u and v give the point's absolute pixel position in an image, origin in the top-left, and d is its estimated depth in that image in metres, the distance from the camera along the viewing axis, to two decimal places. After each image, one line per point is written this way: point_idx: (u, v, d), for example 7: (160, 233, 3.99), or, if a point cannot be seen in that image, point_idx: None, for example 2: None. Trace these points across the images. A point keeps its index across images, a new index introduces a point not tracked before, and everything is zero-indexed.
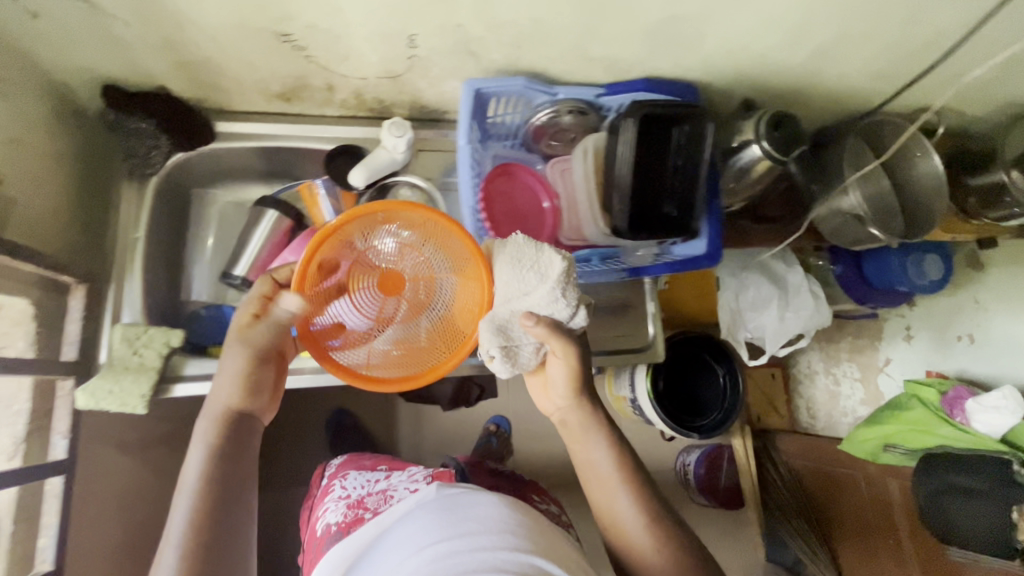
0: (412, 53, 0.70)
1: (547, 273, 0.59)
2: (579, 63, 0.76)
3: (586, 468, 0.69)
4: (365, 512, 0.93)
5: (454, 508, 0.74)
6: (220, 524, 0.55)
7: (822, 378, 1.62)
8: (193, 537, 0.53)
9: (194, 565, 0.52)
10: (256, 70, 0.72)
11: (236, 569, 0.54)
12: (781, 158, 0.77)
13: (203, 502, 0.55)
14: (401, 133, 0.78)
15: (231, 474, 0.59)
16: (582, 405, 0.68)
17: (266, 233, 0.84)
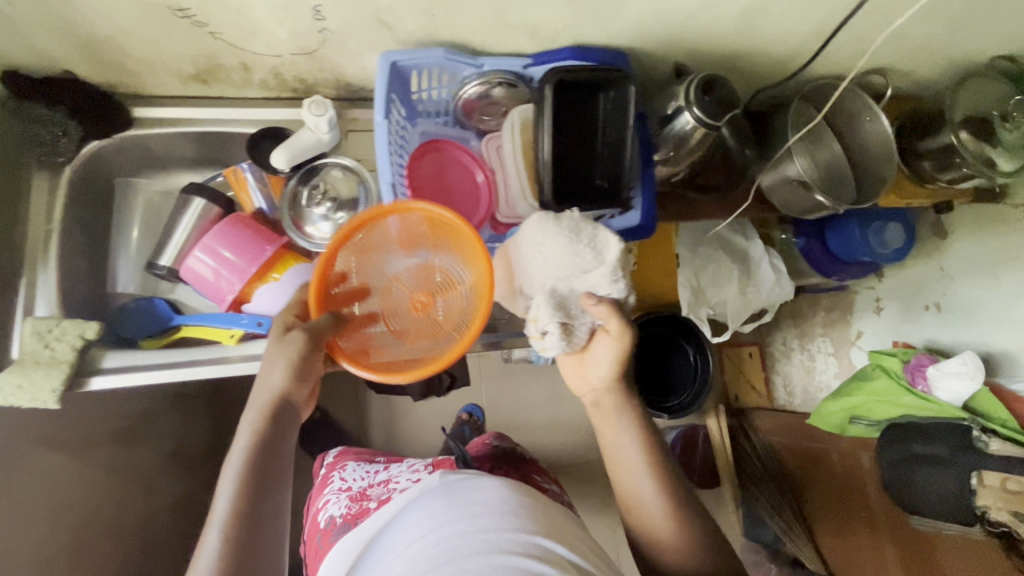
0: (321, 25, 0.68)
1: (609, 255, 0.64)
2: (502, 31, 0.73)
3: (614, 452, 0.70)
4: (370, 502, 0.92)
5: (456, 493, 0.77)
6: (258, 515, 0.54)
7: (798, 355, 1.60)
8: (232, 526, 0.52)
9: (233, 547, 0.51)
10: (162, 50, 0.70)
11: (273, 550, 0.54)
12: (713, 123, 0.75)
13: (241, 487, 0.54)
14: (320, 112, 0.76)
15: (272, 464, 0.57)
16: (618, 388, 0.70)
17: (194, 221, 0.82)
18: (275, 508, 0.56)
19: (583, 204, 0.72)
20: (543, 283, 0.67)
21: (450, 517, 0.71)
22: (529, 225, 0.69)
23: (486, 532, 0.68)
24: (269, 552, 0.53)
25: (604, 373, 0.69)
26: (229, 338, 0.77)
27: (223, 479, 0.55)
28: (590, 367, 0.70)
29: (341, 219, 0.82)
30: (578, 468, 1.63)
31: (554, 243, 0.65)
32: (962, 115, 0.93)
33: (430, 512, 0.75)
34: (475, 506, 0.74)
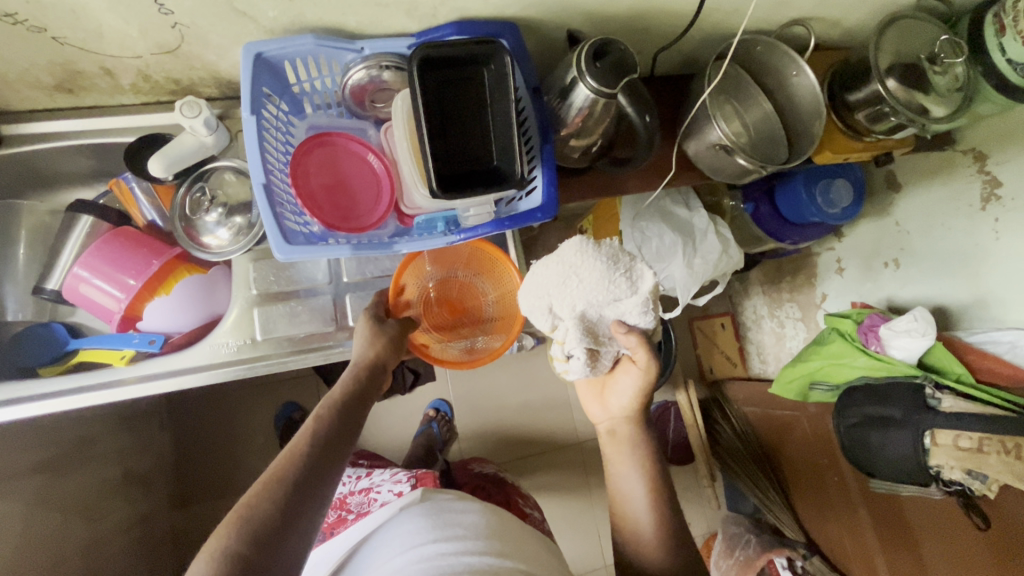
0: (172, 21, 0.63)
1: (642, 287, 0.67)
2: (374, 12, 0.68)
3: (620, 483, 0.72)
4: (348, 513, 0.95)
5: (440, 513, 0.80)
6: (342, 445, 0.62)
7: (768, 322, 1.55)
8: (316, 440, 0.60)
9: (312, 453, 0.59)
10: (9, 61, 0.65)
11: (333, 469, 0.60)
12: (609, 90, 0.70)
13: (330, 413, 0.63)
14: (193, 114, 0.72)
15: (354, 411, 0.66)
16: (636, 422, 0.73)
17: (81, 240, 0.78)
18: (352, 447, 0.64)
19: (477, 185, 0.67)
20: (573, 307, 0.68)
21: (433, 536, 0.74)
22: (566, 246, 0.69)
23: (467, 554, 0.71)
24: (336, 481, 0.60)
25: (625, 404, 0.73)
26: (120, 359, 0.74)
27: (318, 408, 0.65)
28: (612, 396, 0.74)
29: (236, 224, 0.78)
30: (550, 454, 1.61)
31: (592, 268, 0.65)
32: (888, 62, 0.87)
33: (417, 528, 0.76)
34: (457, 528, 0.76)
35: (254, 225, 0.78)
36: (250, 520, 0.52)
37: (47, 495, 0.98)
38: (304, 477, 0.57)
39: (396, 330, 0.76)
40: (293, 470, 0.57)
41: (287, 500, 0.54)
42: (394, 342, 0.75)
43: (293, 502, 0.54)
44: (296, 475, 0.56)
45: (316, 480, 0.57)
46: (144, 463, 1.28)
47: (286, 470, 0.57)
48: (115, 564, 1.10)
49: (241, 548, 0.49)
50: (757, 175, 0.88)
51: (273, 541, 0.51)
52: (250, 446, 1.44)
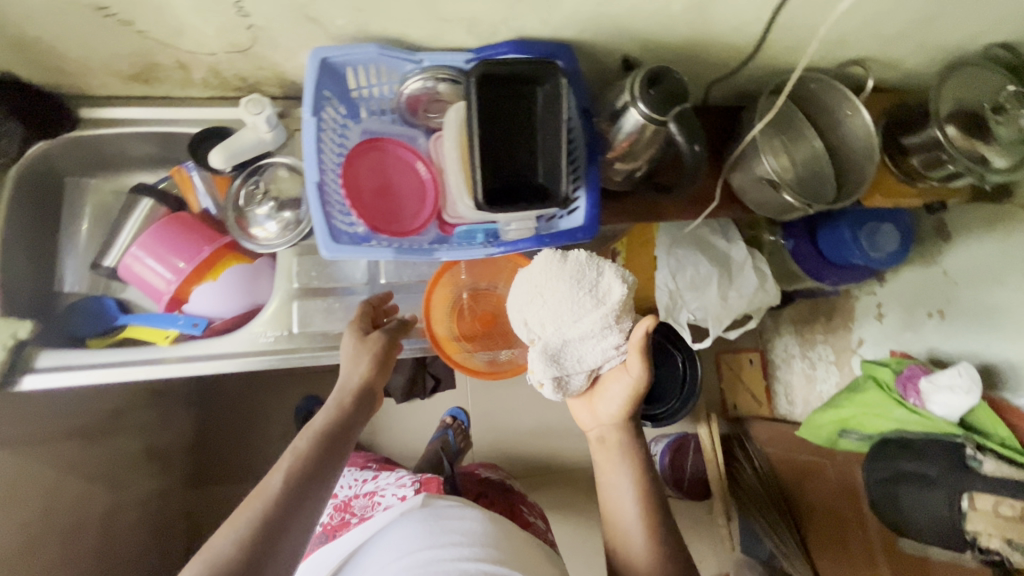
0: (248, 23, 0.66)
1: (604, 301, 0.74)
2: (435, 26, 0.71)
3: (612, 493, 0.74)
4: (352, 517, 0.96)
5: (438, 519, 0.79)
6: (319, 482, 0.62)
7: (799, 362, 1.51)
8: (293, 473, 0.61)
9: (287, 490, 0.59)
10: (95, 49, 0.69)
11: (309, 505, 0.60)
12: (661, 118, 0.70)
13: (310, 445, 0.63)
14: (257, 110, 0.75)
15: (336, 441, 0.66)
16: (624, 428, 0.76)
17: (140, 221, 0.83)
18: (332, 480, 0.63)
19: (522, 201, 0.68)
20: (542, 322, 0.77)
21: (430, 542, 0.74)
22: (537, 263, 0.78)
23: (464, 562, 0.71)
24: (311, 520, 0.60)
25: (613, 411, 0.76)
26: (166, 339, 0.78)
27: (299, 438, 0.65)
28: (602, 404, 0.77)
29: (286, 218, 0.81)
30: (561, 475, 1.59)
31: (557, 287, 0.75)
32: (948, 109, 0.85)
33: (415, 533, 0.77)
34: (454, 535, 0.76)
35: (302, 221, 0.81)
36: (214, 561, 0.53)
37: (75, 461, 1.01)
38: (274, 522, 0.57)
39: (381, 347, 0.74)
40: (264, 513, 0.57)
41: (254, 548, 0.55)
42: (382, 362, 0.73)
43: (260, 550, 0.55)
44: (267, 512, 0.57)
45: (286, 525, 0.57)
46: (166, 442, 1.31)
47: (258, 505, 0.58)
48: (129, 537, 1.13)
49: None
50: (801, 214, 0.87)
51: None
52: (268, 436, 1.47)
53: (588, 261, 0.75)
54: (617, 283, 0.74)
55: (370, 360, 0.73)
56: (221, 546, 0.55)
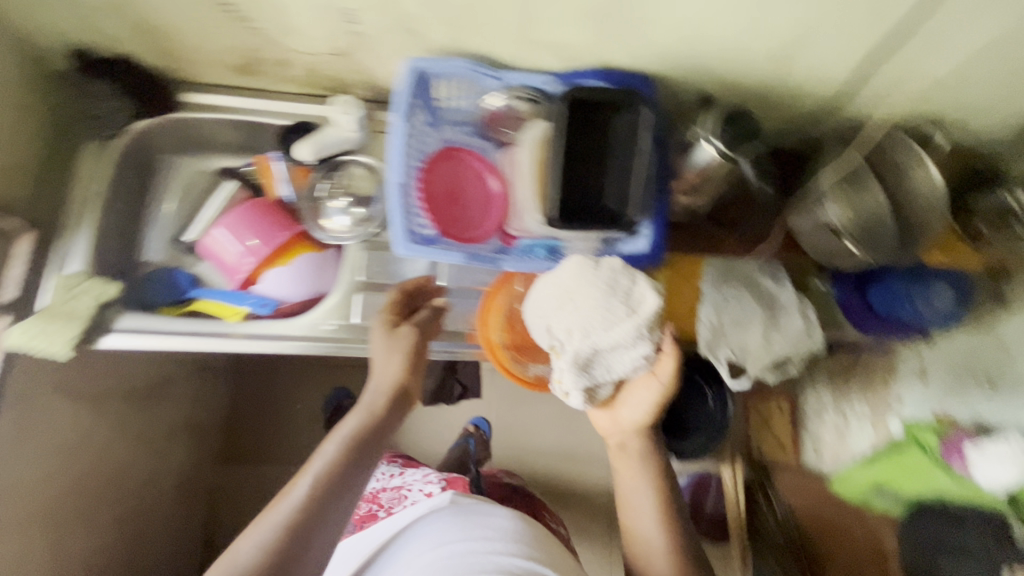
0: (354, 29, 0.71)
1: (637, 309, 0.69)
2: (525, 48, 0.75)
3: (629, 499, 0.77)
4: (381, 510, 0.97)
5: (471, 514, 0.80)
6: (343, 488, 0.66)
7: None
8: (321, 479, 0.65)
9: (314, 495, 0.64)
10: (210, 40, 0.75)
11: (338, 507, 0.65)
12: (732, 154, 0.72)
13: (337, 451, 0.67)
14: (351, 110, 0.81)
15: (364, 447, 0.70)
16: (645, 434, 0.78)
17: (222, 204, 0.88)
18: (358, 485, 0.68)
19: (591, 222, 0.71)
20: (567, 330, 0.70)
21: (462, 535, 0.75)
22: (564, 267, 0.73)
23: (497, 554, 0.71)
24: (335, 523, 0.65)
25: (636, 417, 0.77)
26: (235, 314, 0.81)
27: (330, 441, 0.69)
28: (623, 410, 0.78)
29: (357, 215, 0.85)
30: (577, 498, 1.57)
31: (588, 292, 0.69)
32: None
33: (447, 528, 0.78)
34: (488, 530, 0.76)
35: (373, 219, 0.86)
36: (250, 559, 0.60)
37: (129, 423, 1.05)
38: (300, 525, 0.63)
39: (410, 345, 0.75)
40: (291, 516, 0.63)
41: (282, 548, 0.61)
42: (413, 365, 0.75)
43: (287, 551, 0.61)
44: (297, 515, 0.63)
45: (310, 529, 0.63)
46: (202, 417, 1.35)
47: (289, 507, 0.64)
48: (157, 503, 1.17)
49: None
50: (860, 263, 0.87)
51: None
52: (297, 423, 1.50)
53: (622, 269, 0.70)
54: (651, 294, 0.69)
55: (401, 363, 0.75)
56: (256, 542, 0.62)
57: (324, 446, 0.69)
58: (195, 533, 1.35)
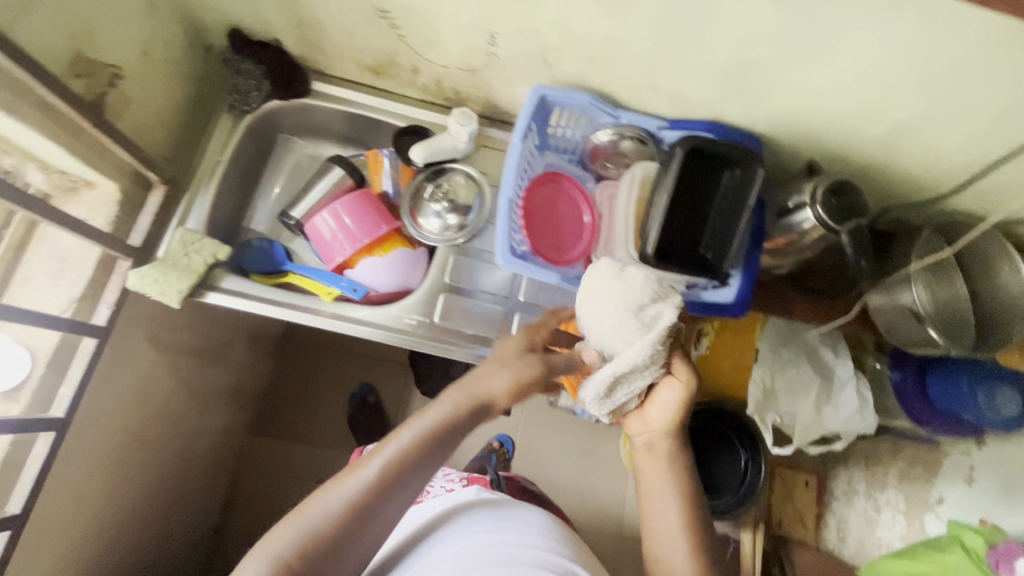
0: (491, 50, 0.76)
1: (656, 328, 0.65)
2: (646, 92, 0.78)
3: (654, 502, 0.74)
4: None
5: (500, 510, 0.78)
6: (409, 480, 0.62)
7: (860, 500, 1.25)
8: (393, 466, 0.61)
9: (383, 482, 0.61)
10: (355, 40, 0.80)
11: (402, 499, 0.62)
12: (835, 227, 0.73)
13: (415, 444, 0.62)
14: (466, 122, 0.85)
15: (441, 447, 0.64)
16: (674, 436, 0.74)
17: (328, 187, 0.91)
18: (426, 479, 0.64)
19: (685, 267, 0.73)
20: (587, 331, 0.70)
21: (493, 526, 0.72)
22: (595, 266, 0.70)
23: (530, 548, 0.69)
24: (396, 512, 0.62)
25: (664, 418, 0.73)
26: (327, 295, 0.85)
27: (407, 428, 0.64)
28: (651, 410, 0.74)
29: (452, 222, 0.88)
30: (589, 537, 1.54)
31: (603, 301, 0.67)
32: None
33: (470, 519, 0.75)
34: (518, 525, 0.73)
35: (465, 228, 0.88)
36: (308, 526, 0.58)
37: (190, 378, 1.09)
38: (362, 506, 0.59)
39: (530, 373, 0.67)
40: (357, 495, 0.60)
41: (343, 526, 0.58)
42: (521, 389, 0.67)
43: (346, 530, 0.58)
44: (362, 495, 0.60)
45: (372, 515, 0.60)
46: (246, 385, 1.39)
47: (356, 483, 0.60)
48: (195, 459, 1.21)
49: (290, 555, 0.56)
50: (928, 352, 0.88)
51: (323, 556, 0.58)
52: (331, 408, 1.53)
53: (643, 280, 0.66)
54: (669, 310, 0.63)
55: (508, 383, 0.67)
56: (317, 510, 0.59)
57: (400, 433, 0.64)
58: (217, 497, 1.38)
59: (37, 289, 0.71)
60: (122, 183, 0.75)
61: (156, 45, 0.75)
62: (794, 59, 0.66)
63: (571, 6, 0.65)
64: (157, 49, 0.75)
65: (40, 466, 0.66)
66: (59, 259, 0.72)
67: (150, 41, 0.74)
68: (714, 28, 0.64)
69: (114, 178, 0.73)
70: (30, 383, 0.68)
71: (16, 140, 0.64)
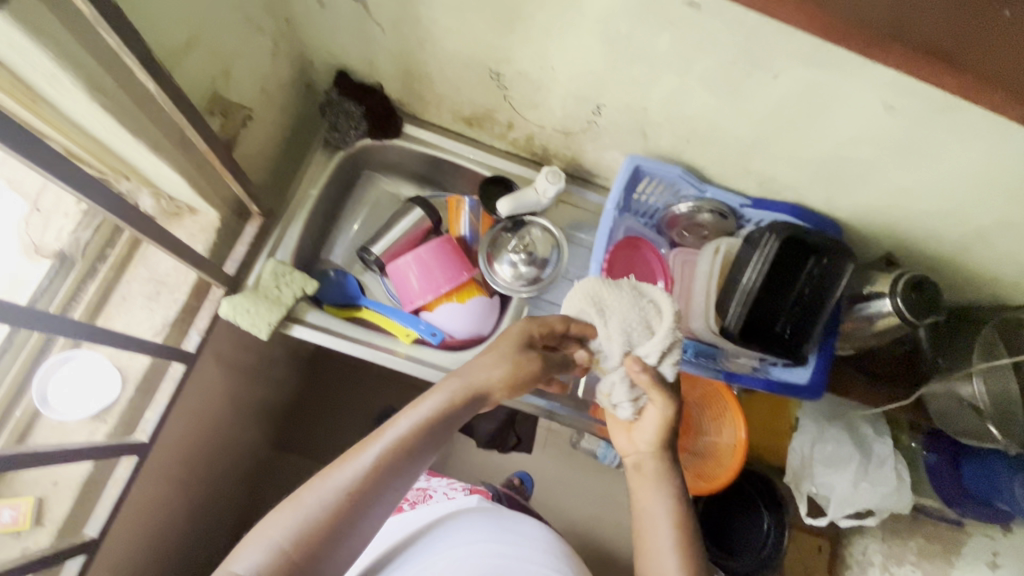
0: (593, 119, 0.79)
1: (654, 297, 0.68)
2: (735, 172, 0.81)
3: (644, 511, 0.67)
4: (408, 504, 0.88)
5: (501, 516, 0.81)
6: (407, 467, 0.57)
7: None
8: (388, 455, 0.56)
9: (379, 472, 0.55)
10: (458, 94, 0.83)
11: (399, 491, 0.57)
12: (914, 321, 0.75)
13: (412, 434, 0.57)
14: (555, 181, 0.86)
15: (437, 436, 0.59)
16: (662, 457, 0.68)
17: (407, 226, 0.93)
18: (425, 467, 0.59)
19: (767, 347, 0.75)
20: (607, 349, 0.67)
21: (494, 537, 0.76)
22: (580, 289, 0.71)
23: (531, 564, 0.73)
24: (394, 502, 0.57)
25: (649, 437, 0.69)
26: (406, 337, 0.86)
27: (405, 415, 0.59)
28: (638, 428, 0.70)
29: (527, 273, 0.89)
30: None
31: (609, 305, 0.68)
32: None
33: (468, 524, 0.79)
34: (516, 536, 0.78)
35: (542, 280, 0.90)
36: (301, 517, 0.52)
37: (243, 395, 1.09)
38: (360, 494, 0.54)
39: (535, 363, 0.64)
40: (353, 486, 0.54)
41: (339, 517, 0.53)
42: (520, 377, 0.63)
43: (343, 522, 0.53)
44: (355, 485, 0.54)
45: (369, 507, 0.54)
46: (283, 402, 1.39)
47: (348, 472, 0.55)
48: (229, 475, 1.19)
49: (287, 546, 0.51)
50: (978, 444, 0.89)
51: (316, 554, 0.52)
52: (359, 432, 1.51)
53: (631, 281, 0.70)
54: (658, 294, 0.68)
55: (507, 370, 0.63)
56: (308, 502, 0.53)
57: (398, 420, 0.59)
58: None
59: (134, 310, 0.71)
60: (223, 212, 0.76)
61: (272, 83, 0.78)
62: (893, 164, 0.68)
63: (686, 93, 0.68)
64: (273, 87, 0.78)
65: (121, 490, 0.66)
66: (156, 282, 0.73)
67: (268, 80, 0.76)
68: (821, 126, 0.66)
69: (218, 207, 0.75)
70: (119, 405, 0.68)
71: (141, 169, 0.66)
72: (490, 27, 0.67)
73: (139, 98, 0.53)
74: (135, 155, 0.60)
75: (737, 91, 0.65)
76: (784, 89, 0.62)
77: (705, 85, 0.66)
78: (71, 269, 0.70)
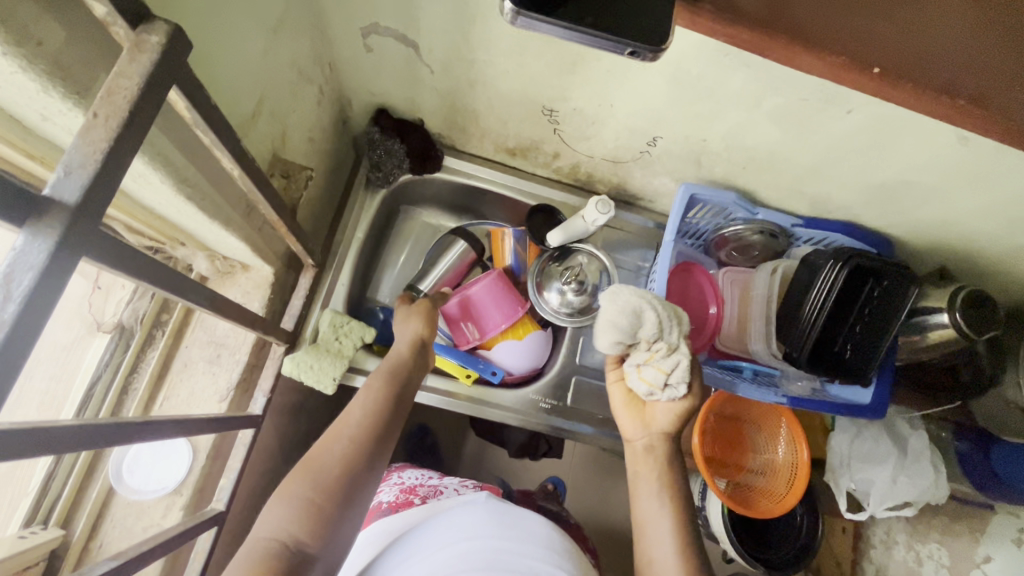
0: (646, 149, 0.78)
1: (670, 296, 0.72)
2: (788, 194, 0.81)
3: (638, 492, 0.66)
4: (418, 499, 0.76)
5: (503, 513, 0.66)
6: (397, 403, 0.66)
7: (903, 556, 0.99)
8: (374, 402, 0.64)
9: (371, 416, 0.63)
10: (504, 127, 0.81)
11: (394, 431, 0.64)
12: (971, 336, 0.75)
13: (384, 381, 0.66)
14: (605, 211, 0.82)
15: (408, 383, 0.68)
16: (673, 440, 0.69)
17: (453, 260, 0.91)
18: (408, 409, 0.67)
19: (828, 372, 0.76)
20: (670, 335, 0.66)
21: (494, 535, 0.62)
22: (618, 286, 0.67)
23: (529, 560, 0.60)
24: (395, 441, 0.64)
25: (663, 418, 0.68)
26: (466, 377, 0.86)
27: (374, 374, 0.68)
28: (653, 409, 0.70)
29: (575, 302, 0.85)
30: None
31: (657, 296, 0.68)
32: None
33: (452, 523, 0.65)
34: (518, 533, 0.64)
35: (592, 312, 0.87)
36: (316, 469, 0.57)
37: None
38: (367, 433, 0.61)
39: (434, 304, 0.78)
40: (355, 433, 0.61)
41: (351, 462, 0.58)
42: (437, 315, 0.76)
43: (356, 463, 0.59)
44: (356, 431, 0.61)
45: (375, 448, 0.61)
46: None
47: (347, 426, 0.62)
48: None
49: (310, 496, 0.55)
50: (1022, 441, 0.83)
51: (341, 496, 0.56)
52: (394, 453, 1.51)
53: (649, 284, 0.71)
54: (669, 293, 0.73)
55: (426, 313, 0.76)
56: (320, 458, 0.59)
57: (368, 380, 0.67)
58: None
59: (195, 376, 0.70)
60: (276, 266, 0.74)
61: (316, 130, 0.75)
62: (956, 192, 0.68)
63: (751, 127, 0.67)
64: (317, 133, 0.76)
65: (202, 563, 0.65)
66: (216, 344, 0.71)
67: (313, 128, 0.74)
68: (887, 155, 0.66)
69: (271, 262, 0.73)
70: (193, 474, 0.68)
71: (199, 238, 0.64)
72: (550, 69, 0.65)
73: (212, 180, 0.51)
74: (200, 229, 0.58)
75: (806, 125, 0.64)
76: (855, 123, 0.61)
77: (770, 119, 0.65)
78: (130, 339, 0.68)
